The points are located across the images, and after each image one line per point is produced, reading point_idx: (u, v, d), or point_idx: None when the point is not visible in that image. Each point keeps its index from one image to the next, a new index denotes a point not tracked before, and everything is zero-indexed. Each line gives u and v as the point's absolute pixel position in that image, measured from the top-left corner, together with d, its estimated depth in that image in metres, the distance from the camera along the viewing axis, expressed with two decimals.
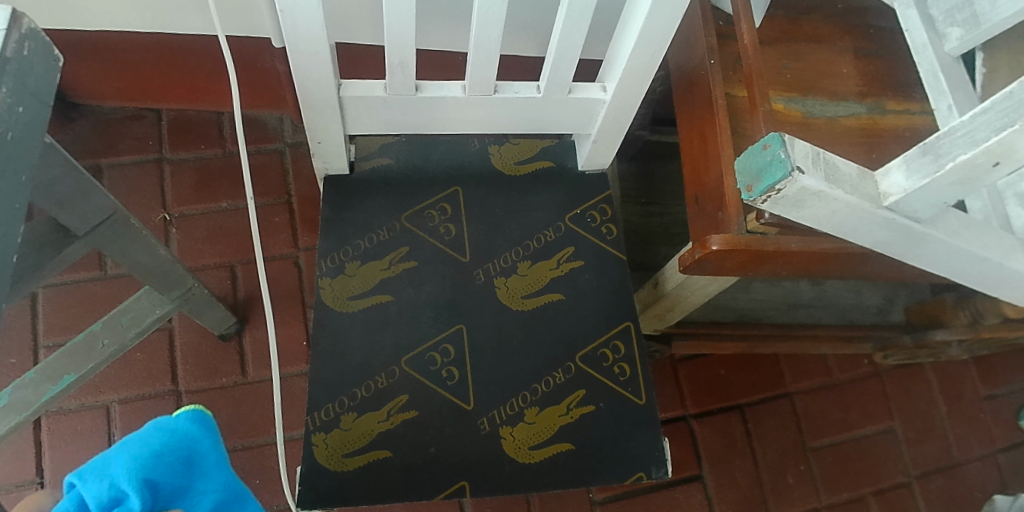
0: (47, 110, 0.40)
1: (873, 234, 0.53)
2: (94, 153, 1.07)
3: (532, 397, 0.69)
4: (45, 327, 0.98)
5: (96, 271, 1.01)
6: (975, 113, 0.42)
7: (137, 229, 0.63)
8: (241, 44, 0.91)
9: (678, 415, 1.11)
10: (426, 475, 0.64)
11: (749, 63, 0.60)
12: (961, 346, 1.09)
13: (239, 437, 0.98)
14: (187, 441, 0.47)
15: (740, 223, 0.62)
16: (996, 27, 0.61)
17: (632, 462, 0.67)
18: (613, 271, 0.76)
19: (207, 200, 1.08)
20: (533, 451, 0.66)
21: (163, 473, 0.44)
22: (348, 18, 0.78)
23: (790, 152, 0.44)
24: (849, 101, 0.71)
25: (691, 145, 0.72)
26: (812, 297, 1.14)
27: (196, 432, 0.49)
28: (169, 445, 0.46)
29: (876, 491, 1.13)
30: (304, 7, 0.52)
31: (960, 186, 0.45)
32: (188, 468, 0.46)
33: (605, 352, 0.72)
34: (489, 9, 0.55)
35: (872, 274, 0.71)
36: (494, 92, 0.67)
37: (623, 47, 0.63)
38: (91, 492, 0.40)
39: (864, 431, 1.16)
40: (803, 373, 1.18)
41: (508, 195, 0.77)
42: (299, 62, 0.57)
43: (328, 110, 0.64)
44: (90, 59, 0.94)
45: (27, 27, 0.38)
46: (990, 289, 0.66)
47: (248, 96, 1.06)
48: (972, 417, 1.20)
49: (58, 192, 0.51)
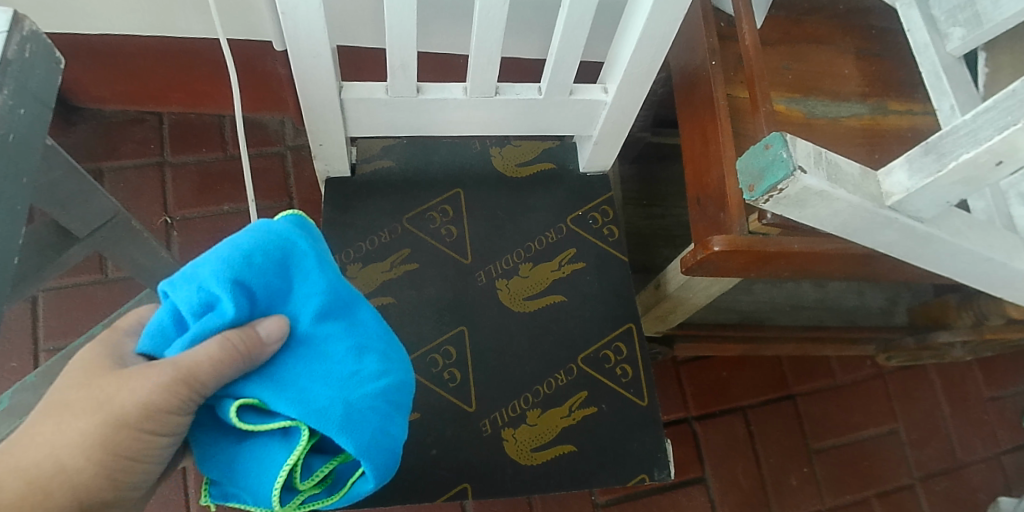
0: (48, 112, 0.40)
1: (875, 234, 0.53)
2: (95, 157, 1.08)
3: (534, 398, 0.68)
4: (46, 330, 0.98)
5: (97, 274, 1.01)
6: (978, 112, 0.42)
7: (137, 232, 0.63)
8: (243, 48, 0.91)
9: (680, 417, 1.10)
10: (427, 478, 0.63)
11: (751, 63, 0.60)
12: (965, 347, 1.09)
13: None
14: (283, 242, 0.44)
15: (742, 224, 0.62)
16: (997, 27, 0.61)
17: (635, 463, 0.67)
18: (614, 273, 0.75)
19: (208, 203, 1.09)
20: (535, 453, 0.65)
21: (254, 276, 0.42)
22: (349, 21, 0.78)
23: (792, 151, 0.44)
24: (850, 101, 0.71)
25: (693, 146, 0.72)
26: (815, 299, 1.14)
27: (295, 234, 0.45)
28: (260, 245, 0.42)
29: (880, 493, 1.12)
30: (305, 9, 0.52)
31: (963, 185, 0.45)
32: (284, 268, 0.44)
33: (607, 354, 0.71)
34: (490, 10, 0.55)
35: (874, 275, 0.70)
36: (495, 93, 0.67)
37: (624, 48, 0.63)
38: (182, 297, 0.40)
39: (868, 432, 1.15)
40: (805, 375, 1.17)
41: (509, 197, 0.77)
42: (300, 63, 0.57)
43: (329, 112, 0.64)
44: (91, 63, 0.95)
45: (29, 30, 0.39)
46: (993, 290, 0.66)
47: (249, 99, 1.06)
48: (975, 418, 1.20)
49: (60, 194, 0.52)
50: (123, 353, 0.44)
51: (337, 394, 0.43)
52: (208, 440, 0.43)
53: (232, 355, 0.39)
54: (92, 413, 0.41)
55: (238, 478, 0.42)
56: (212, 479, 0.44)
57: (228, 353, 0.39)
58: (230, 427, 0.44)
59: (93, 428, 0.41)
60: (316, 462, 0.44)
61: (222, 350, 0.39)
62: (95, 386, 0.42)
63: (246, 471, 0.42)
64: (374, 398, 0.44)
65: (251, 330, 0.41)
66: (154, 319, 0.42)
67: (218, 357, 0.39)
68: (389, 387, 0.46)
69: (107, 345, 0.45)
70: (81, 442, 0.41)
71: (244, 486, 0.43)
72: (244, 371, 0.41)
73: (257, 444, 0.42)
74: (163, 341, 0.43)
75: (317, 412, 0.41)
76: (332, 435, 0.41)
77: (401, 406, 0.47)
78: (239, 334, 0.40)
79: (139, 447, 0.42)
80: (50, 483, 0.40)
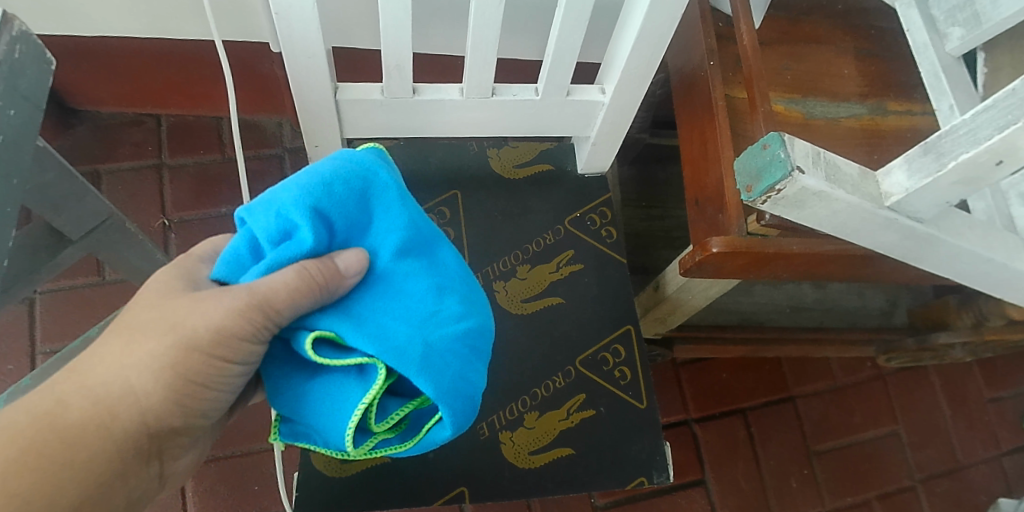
0: (40, 113, 0.40)
1: (875, 235, 0.53)
2: (93, 159, 1.07)
3: (532, 401, 0.68)
4: (43, 333, 0.97)
5: (95, 277, 1.01)
6: (977, 111, 0.41)
7: (133, 233, 0.63)
8: (240, 50, 0.90)
9: (680, 419, 1.10)
10: (424, 481, 0.63)
11: (749, 63, 0.59)
12: (965, 349, 1.08)
13: (237, 444, 0.97)
14: (363, 173, 0.44)
15: (740, 225, 0.61)
16: (997, 26, 0.60)
17: (633, 466, 0.67)
18: (613, 274, 0.75)
19: (206, 205, 1.08)
20: (533, 456, 0.65)
21: (336, 206, 0.43)
22: (346, 22, 0.78)
23: (790, 151, 0.43)
24: (850, 101, 0.70)
25: (692, 147, 0.72)
26: (815, 300, 1.13)
27: (376, 165, 0.45)
28: (341, 175, 0.43)
29: (881, 495, 1.11)
30: (300, 9, 0.51)
31: (962, 185, 0.44)
32: (365, 204, 0.44)
33: (606, 356, 0.71)
34: (486, 11, 0.55)
35: (874, 276, 0.70)
36: (492, 95, 0.66)
37: (621, 49, 0.62)
38: (261, 224, 0.41)
39: (869, 434, 1.15)
40: (806, 376, 1.17)
41: (507, 198, 0.77)
42: (296, 65, 0.57)
43: (325, 114, 0.64)
44: (88, 64, 0.94)
45: (19, 30, 0.38)
46: (994, 290, 0.65)
47: (247, 101, 1.06)
48: (976, 419, 1.19)
49: (53, 195, 0.51)
50: (198, 277, 0.46)
51: (416, 333, 0.43)
52: (282, 374, 0.44)
53: (311, 284, 0.40)
54: (164, 334, 0.43)
55: (310, 414, 0.43)
56: (282, 413, 0.45)
57: (308, 282, 0.40)
58: (303, 363, 0.44)
59: (166, 349, 0.42)
60: (392, 406, 0.44)
61: (299, 279, 0.39)
62: (170, 307, 0.43)
63: (318, 407, 0.42)
64: (452, 341, 0.44)
65: (331, 261, 0.42)
66: (231, 246, 0.43)
67: (295, 284, 0.39)
68: (467, 331, 0.46)
69: (184, 270, 0.46)
70: (150, 364, 0.42)
71: (316, 424, 0.43)
72: (322, 303, 0.41)
73: (331, 379, 0.42)
74: (239, 267, 0.43)
75: (395, 350, 0.41)
76: (411, 376, 0.41)
77: (479, 353, 0.47)
78: (316, 265, 0.40)
79: (209, 373, 0.43)
80: (118, 404, 0.42)
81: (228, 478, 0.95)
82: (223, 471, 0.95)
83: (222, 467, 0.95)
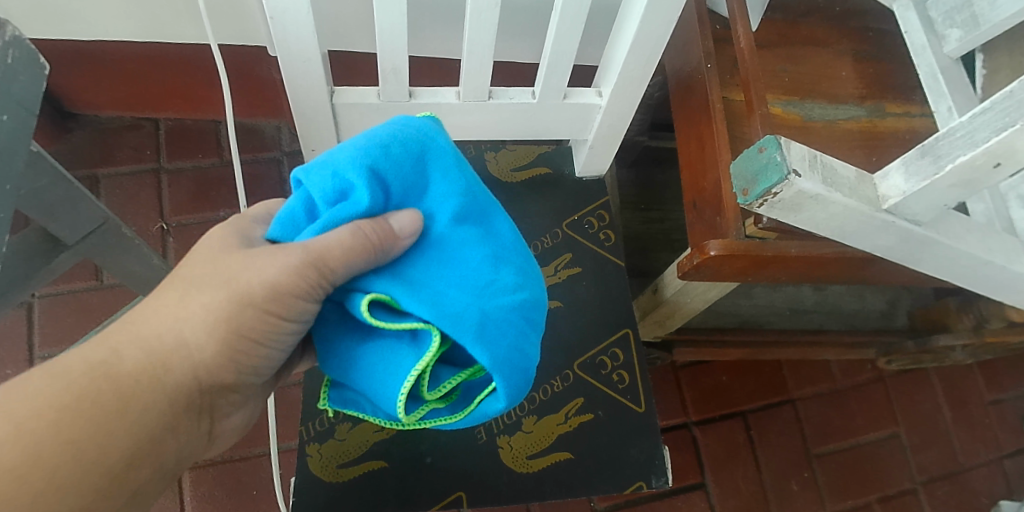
0: (33, 119, 0.40)
1: (873, 238, 0.52)
2: (91, 163, 1.07)
3: (530, 405, 0.68)
4: (40, 337, 0.97)
5: (93, 281, 1.01)
6: (975, 113, 0.41)
7: (129, 239, 0.63)
8: (238, 53, 0.90)
9: (679, 422, 1.10)
10: (422, 485, 0.63)
11: (745, 66, 0.59)
12: (966, 351, 1.08)
13: (235, 447, 0.97)
14: (421, 137, 0.42)
15: (738, 228, 0.61)
16: (995, 28, 0.60)
17: (631, 471, 0.66)
18: (611, 277, 0.75)
19: (204, 209, 1.08)
20: (531, 460, 0.65)
21: (392, 168, 0.41)
22: (343, 25, 0.78)
23: (786, 154, 0.43)
24: (848, 104, 0.70)
25: (689, 150, 0.71)
26: (815, 303, 1.13)
27: (433, 130, 0.43)
28: (397, 138, 0.41)
29: (882, 498, 1.11)
30: (294, 13, 0.51)
31: (960, 188, 0.44)
32: (419, 166, 0.42)
33: (604, 360, 0.71)
34: (482, 14, 0.55)
35: (873, 279, 0.70)
36: (489, 98, 0.66)
37: (617, 52, 0.62)
38: (316, 185, 0.40)
39: (869, 437, 1.14)
40: (806, 379, 1.16)
41: (504, 202, 0.76)
42: (292, 69, 0.57)
43: (321, 117, 0.64)
44: (85, 69, 0.94)
45: (11, 35, 0.38)
46: (994, 293, 0.65)
47: (245, 104, 1.06)
48: (977, 421, 1.19)
49: (47, 201, 0.51)
50: (250, 236, 0.46)
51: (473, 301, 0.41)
52: (337, 336, 0.44)
53: (371, 245, 0.39)
54: (218, 289, 0.43)
55: (360, 376, 0.42)
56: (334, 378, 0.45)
57: (367, 242, 0.39)
58: (354, 327, 0.44)
59: (221, 303, 0.43)
60: (444, 374, 0.43)
61: (354, 239, 0.39)
62: (223, 263, 0.44)
63: (368, 370, 0.42)
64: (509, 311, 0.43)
65: (389, 224, 0.41)
66: (286, 206, 0.43)
67: (348, 245, 0.39)
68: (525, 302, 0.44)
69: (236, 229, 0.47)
70: (206, 317, 0.43)
71: (365, 387, 0.43)
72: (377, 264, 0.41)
73: (384, 342, 0.42)
74: (294, 228, 0.43)
75: (452, 317, 0.40)
76: (466, 343, 0.40)
77: (535, 325, 0.45)
78: (371, 226, 0.40)
79: (263, 329, 0.44)
80: (172, 357, 0.42)
81: (225, 483, 0.95)
82: (221, 475, 0.95)
83: (220, 472, 0.95)
